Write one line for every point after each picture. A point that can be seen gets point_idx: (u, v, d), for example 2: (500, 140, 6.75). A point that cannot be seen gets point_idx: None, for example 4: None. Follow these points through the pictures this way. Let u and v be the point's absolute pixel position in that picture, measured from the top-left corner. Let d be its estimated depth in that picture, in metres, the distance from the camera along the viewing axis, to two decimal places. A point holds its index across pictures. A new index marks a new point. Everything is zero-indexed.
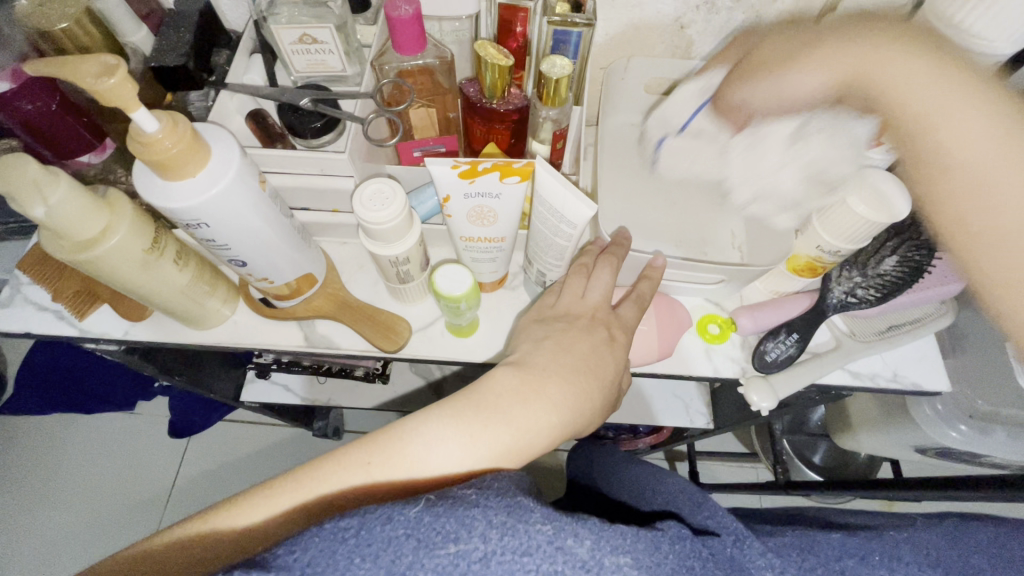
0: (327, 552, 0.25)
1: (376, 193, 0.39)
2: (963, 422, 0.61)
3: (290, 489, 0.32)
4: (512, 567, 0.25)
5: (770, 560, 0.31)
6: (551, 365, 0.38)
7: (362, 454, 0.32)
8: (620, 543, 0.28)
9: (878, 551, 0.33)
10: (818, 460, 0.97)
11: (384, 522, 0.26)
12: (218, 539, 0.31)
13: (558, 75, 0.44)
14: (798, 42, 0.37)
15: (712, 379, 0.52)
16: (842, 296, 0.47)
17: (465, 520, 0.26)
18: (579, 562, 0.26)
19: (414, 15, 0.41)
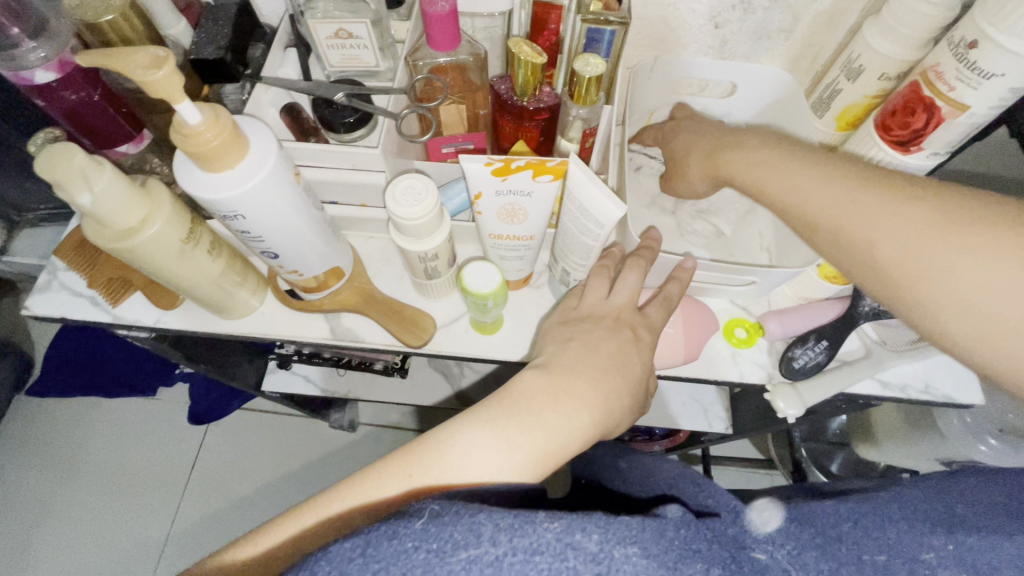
0: (336, 573, 0.25)
1: (407, 189, 0.39)
2: (993, 436, 0.62)
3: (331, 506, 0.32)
4: (524, 567, 0.26)
5: (771, 535, 0.32)
6: (579, 366, 0.38)
7: (397, 471, 0.33)
8: (627, 533, 0.27)
9: (872, 514, 0.33)
10: (836, 469, 0.96)
11: (390, 538, 0.26)
12: (248, 553, 0.32)
13: (591, 73, 0.44)
14: (698, 150, 0.44)
15: (737, 384, 0.51)
16: (875, 304, 0.47)
17: (472, 526, 0.26)
18: (588, 556, 0.26)
19: (449, 11, 0.41)
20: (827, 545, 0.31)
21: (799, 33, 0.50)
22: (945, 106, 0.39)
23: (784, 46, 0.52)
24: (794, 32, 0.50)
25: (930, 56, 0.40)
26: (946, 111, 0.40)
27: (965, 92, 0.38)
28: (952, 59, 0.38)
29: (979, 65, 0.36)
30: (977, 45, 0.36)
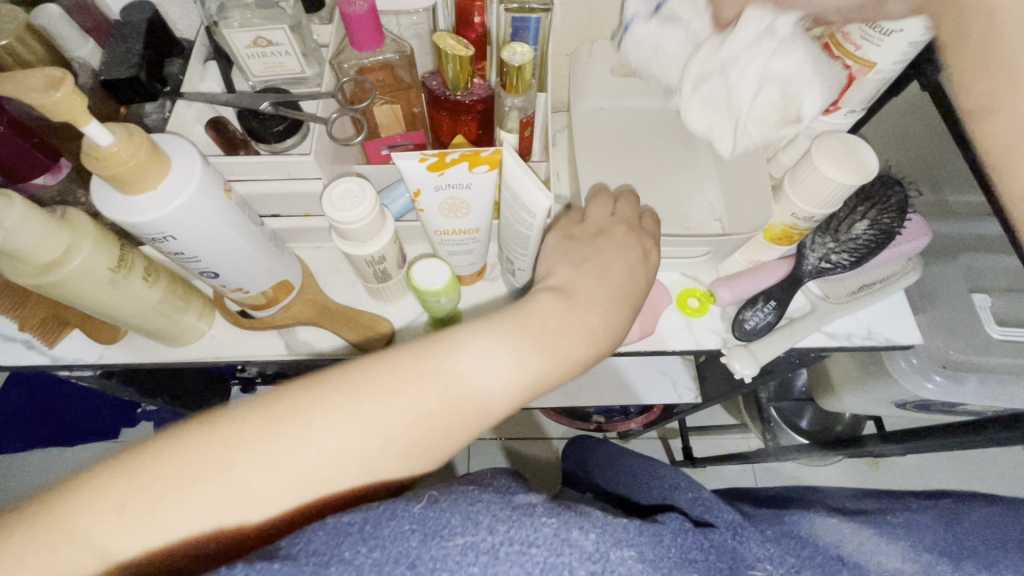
0: (330, 544, 0.25)
1: (344, 193, 0.38)
2: (938, 372, 0.66)
3: (327, 399, 0.29)
4: (520, 558, 0.26)
5: (769, 551, 0.33)
6: (590, 289, 0.38)
7: (403, 369, 0.31)
8: (623, 536, 0.28)
9: (870, 540, 0.35)
10: (806, 424, 1.00)
11: (388, 517, 0.26)
12: (185, 463, 0.27)
13: (519, 62, 0.45)
14: None
15: (695, 352, 0.52)
16: (817, 262, 0.50)
17: (471, 516, 0.27)
18: (585, 554, 0.27)
19: (368, 9, 0.41)
20: (825, 566, 0.33)
21: None
22: (853, 65, 0.42)
23: None
24: None
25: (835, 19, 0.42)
26: (855, 70, 0.42)
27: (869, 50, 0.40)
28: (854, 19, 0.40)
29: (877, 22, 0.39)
30: None
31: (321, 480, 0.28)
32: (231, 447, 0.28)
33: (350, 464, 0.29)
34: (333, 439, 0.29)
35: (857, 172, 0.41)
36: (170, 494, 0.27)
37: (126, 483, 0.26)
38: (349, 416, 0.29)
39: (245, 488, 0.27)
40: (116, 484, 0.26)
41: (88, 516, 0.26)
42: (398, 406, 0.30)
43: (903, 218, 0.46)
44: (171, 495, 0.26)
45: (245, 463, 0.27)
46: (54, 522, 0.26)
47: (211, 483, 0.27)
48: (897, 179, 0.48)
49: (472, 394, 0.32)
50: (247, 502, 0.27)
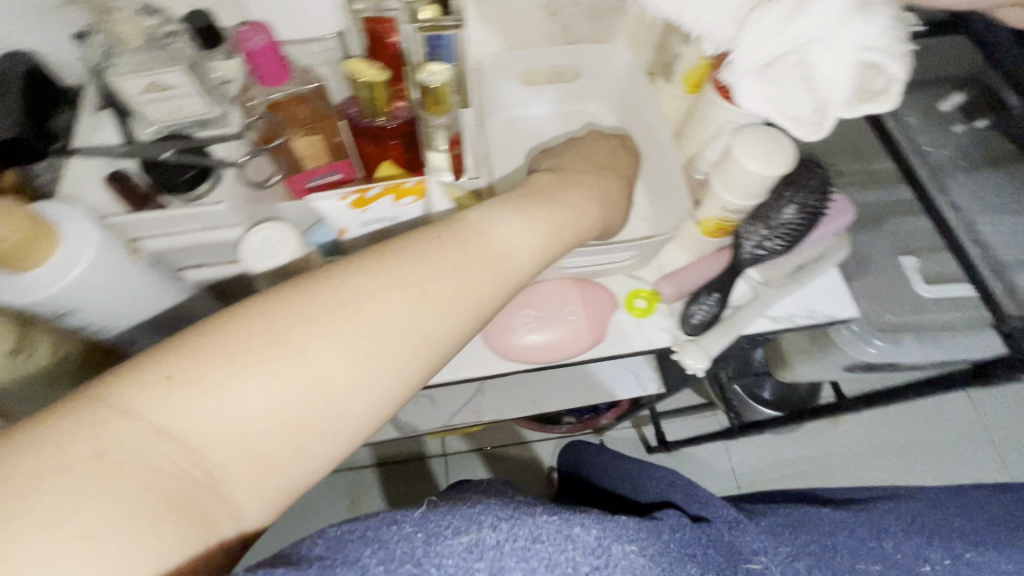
0: (332, 547, 0.25)
1: (263, 241, 0.36)
2: (878, 337, 0.70)
3: (354, 289, 0.28)
4: (526, 554, 0.26)
5: (764, 543, 0.35)
6: (569, 181, 0.45)
7: (426, 256, 0.32)
8: (621, 532, 0.29)
9: (866, 525, 0.37)
10: (769, 395, 1.04)
11: (389, 523, 0.26)
12: (189, 354, 0.25)
13: (437, 82, 0.44)
14: None
15: (648, 352, 0.52)
16: (753, 249, 0.50)
17: (472, 516, 0.27)
18: (587, 548, 0.27)
19: (267, 44, 0.40)
20: (828, 558, 0.35)
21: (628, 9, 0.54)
22: None
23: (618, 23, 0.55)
24: (625, 8, 0.53)
25: None
26: None
27: None
28: None
29: None
30: None
31: (370, 368, 0.28)
32: (256, 354, 0.25)
33: (416, 318, 0.29)
34: (377, 322, 0.28)
35: (776, 164, 0.42)
36: (202, 404, 0.24)
37: (167, 362, 0.25)
38: (381, 303, 0.29)
39: (291, 386, 0.26)
40: (131, 398, 0.24)
41: (41, 444, 0.22)
42: (444, 277, 0.31)
43: (825, 197, 0.48)
44: (186, 389, 0.24)
45: (286, 361, 0.26)
46: (18, 490, 0.21)
47: (252, 384, 0.25)
48: (817, 161, 0.50)
49: (496, 271, 0.34)
50: (283, 379, 0.26)
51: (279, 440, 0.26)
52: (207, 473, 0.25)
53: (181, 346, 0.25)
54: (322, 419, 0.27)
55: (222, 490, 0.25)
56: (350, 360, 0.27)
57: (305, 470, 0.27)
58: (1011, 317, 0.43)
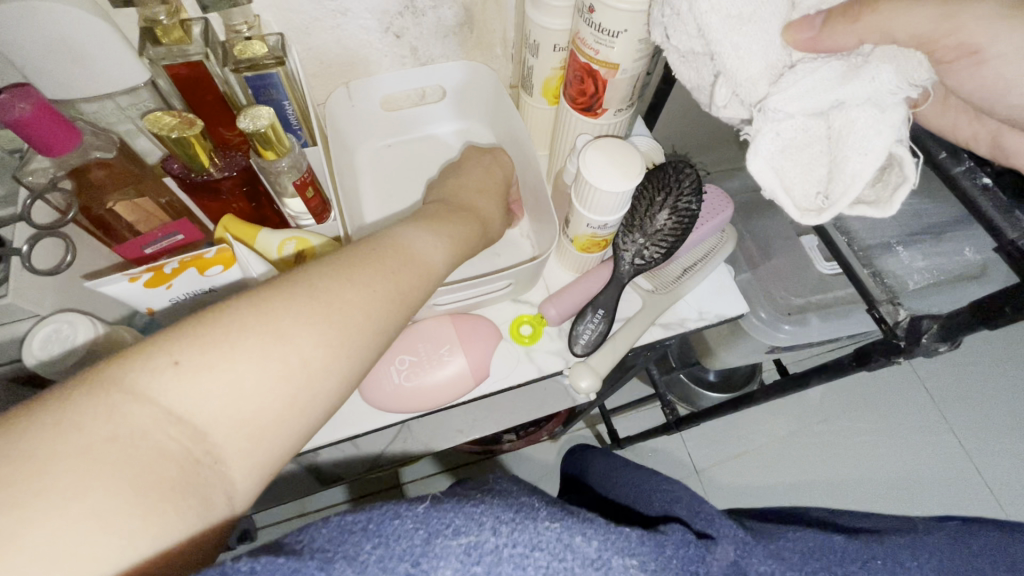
0: (333, 540, 0.21)
1: (49, 336, 0.34)
2: (785, 321, 0.69)
3: (284, 293, 0.28)
4: (523, 562, 0.21)
5: (771, 565, 0.29)
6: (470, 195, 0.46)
7: (362, 265, 0.31)
8: (627, 544, 0.24)
9: (883, 557, 0.31)
10: (713, 377, 1.05)
11: (390, 517, 0.22)
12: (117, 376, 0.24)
13: (260, 127, 0.40)
14: None
15: (540, 379, 0.50)
16: (632, 260, 0.49)
17: (473, 514, 0.22)
18: (588, 560, 0.22)
19: (36, 108, 0.34)
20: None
21: (476, 23, 0.51)
22: (600, 68, 0.41)
23: (471, 38, 0.53)
24: (472, 22, 0.51)
25: (574, 26, 0.41)
26: (604, 73, 0.41)
27: (607, 53, 0.39)
28: (585, 26, 0.39)
29: (605, 26, 0.37)
30: (595, 9, 0.37)
31: (318, 369, 0.27)
32: (245, 342, 0.25)
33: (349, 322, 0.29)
34: (311, 336, 0.27)
35: (626, 177, 0.40)
36: (138, 409, 0.23)
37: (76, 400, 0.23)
38: (317, 311, 0.27)
39: (239, 392, 0.25)
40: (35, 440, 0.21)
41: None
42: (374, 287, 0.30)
43: (698, 199, 0.46)
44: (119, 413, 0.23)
45: (225, 362, 0.25)
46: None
47: (197, 378, 0.24)
48: (684, 163, 0.48)
49: (423, 281, 0.33)
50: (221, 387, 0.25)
51: (237, 440, 0.25)
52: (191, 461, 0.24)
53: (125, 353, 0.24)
54: (262, 425, 0.25)
55: (220, 468, 0.25)
56: (295, 362, 0.26)
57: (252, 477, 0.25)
58: (882, 303, 0.42)
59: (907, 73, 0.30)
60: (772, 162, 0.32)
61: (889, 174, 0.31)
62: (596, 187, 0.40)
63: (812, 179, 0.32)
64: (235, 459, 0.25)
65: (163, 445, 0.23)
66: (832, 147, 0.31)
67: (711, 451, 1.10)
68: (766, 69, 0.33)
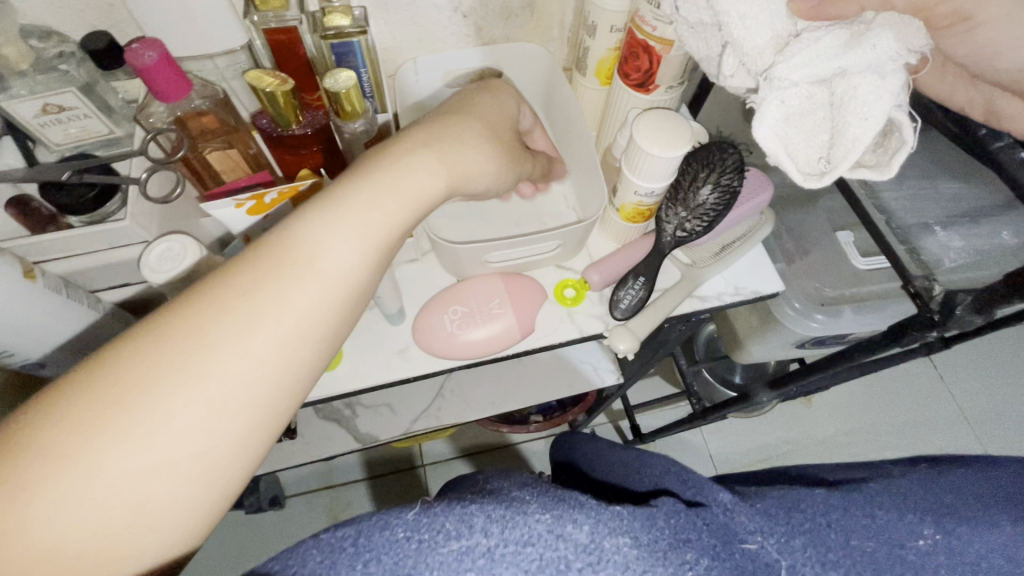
0: (325, 561, 0.23)
1: (163, 253, 0.37)
2: (819, 312, 0.71)
3: (266, 277, 0.29)
4: (518, 558, 0.24)
5: (759, 523, 0.28)
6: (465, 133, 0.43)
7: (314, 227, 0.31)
8: (618, 523, 0.26)
9: (859, 501, 0.30)
10: (739, 378, 1.06)
11: (382, 527, 0.24)
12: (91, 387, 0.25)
13: (344, 88, 0.44)
14: None
15: (580, 340, 0.53)
16: (674, 232, 0.51)
17: (463, 516, 0.24)
18: (580, 547, 0.24)
19: (160, 58, 0.38)
20: (816, 535, 0.28)
21: (538, 7, 0.55)
22: (657, 45, 0.44)
23: (531, 20, 0.56)
24: (534, 6, 0.55)
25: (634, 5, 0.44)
26: (659, 50, 0.44)
27: (665, 29, 0.42)
28: (646, 3, 0.42)
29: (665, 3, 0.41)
30: None
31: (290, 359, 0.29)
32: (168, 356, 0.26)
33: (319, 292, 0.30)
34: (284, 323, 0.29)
35: (675, 147, 0.43)
36: (124, 416, 0.25)
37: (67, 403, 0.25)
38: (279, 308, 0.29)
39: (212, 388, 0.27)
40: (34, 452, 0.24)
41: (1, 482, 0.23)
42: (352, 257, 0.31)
43: (741, 176, 0.49)
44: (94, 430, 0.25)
45: (210, 360, 0.27)
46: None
47: (184, 376, 0.26)
48: (730, 142, 0.50)
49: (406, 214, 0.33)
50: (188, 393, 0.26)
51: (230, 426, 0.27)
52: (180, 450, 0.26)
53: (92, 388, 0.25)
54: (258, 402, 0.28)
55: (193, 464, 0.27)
56: (277, 345, 0.29)
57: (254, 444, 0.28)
58: (917, 278, 0.44)
59: (906, 40, 0.33)
60: (780, 130, 0.35)
61: (890, 140, 0.35)
62: (646, 154, 0.44)
63: (818, 143, 0.35)
64: (235, 443, 0.27)
65: (163, 437, 0.25)
66: (834, 112, 0.34)
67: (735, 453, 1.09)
68: (772, 40, 0.36)
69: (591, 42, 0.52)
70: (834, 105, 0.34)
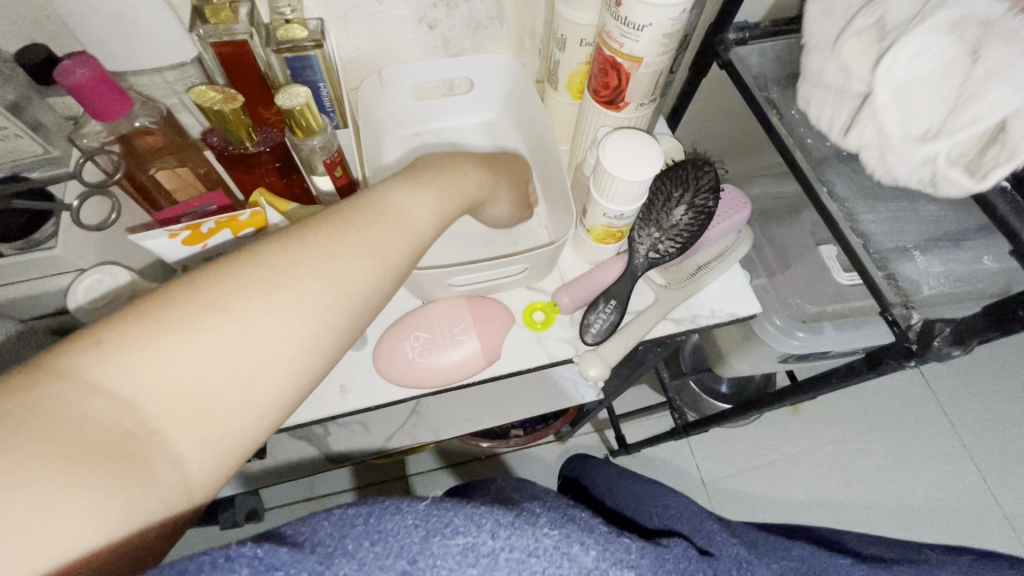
0: (335, 535, 0.21)
1: (92, 286, 0.37)
2: (799, 329, 0.69)
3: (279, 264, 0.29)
4: (521, 569, 0.22)
5: None
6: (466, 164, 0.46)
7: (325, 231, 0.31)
8: (625, 556, 0.24)
9: None
10: (725, 390, 1.05)
11: (393, 511, 0.22)
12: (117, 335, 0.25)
13: (298, 104, 0.42)
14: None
15: (550, 364, 0.51)
16: (647, 254, 0.49)
17: (475, 516, 0.23)
18: (584, 571, 0.23)
19: (93, 76, 0.36)
20: None
21: (508, 18, 0.53)
22: (624, 62, 0.42)
23: (502, 31, 0.54)
24: (504, 16, 0.53)
25: (602, 20, 0.42)
26: (627, 66, 0.42)
27: (632, 46, 0.41)
28: (612, 19, 0.40)
29: (631, 19, 0.39)
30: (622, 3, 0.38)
31: (280, 348, 0.28)
32: (183, 311, 0.26)
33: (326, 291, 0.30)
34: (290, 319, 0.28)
35: (647, 169, 0.41)
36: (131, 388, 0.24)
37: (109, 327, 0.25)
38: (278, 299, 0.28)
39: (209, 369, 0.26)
40: (79, 366, 0.24)
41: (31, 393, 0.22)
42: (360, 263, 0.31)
43: (715, 196, 0.47)
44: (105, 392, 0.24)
45: (255, 321, 0.27)
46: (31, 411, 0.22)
47: (185, 358, 0.25)
48: (705, 160, 0.48)
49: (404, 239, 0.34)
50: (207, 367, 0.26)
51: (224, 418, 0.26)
52: (161, 431, 0.25)
53: (117, 340, 0.24)
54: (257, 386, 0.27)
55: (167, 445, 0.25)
56: (283, 338, 0.27)
57: (245, 439, 0.27)
58: (894, 306, 0.42)
59: None
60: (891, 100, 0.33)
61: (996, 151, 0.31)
62: (618, 178, 0.41)
63: (916, 166, 0.34)
64: (231, 436, 0.26)
65: (194, 400, 0.25)
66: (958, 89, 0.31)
67: (721, 465, 1.08)
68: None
69: (560, 56, 0.50)
70: (965, 83, 0.31)
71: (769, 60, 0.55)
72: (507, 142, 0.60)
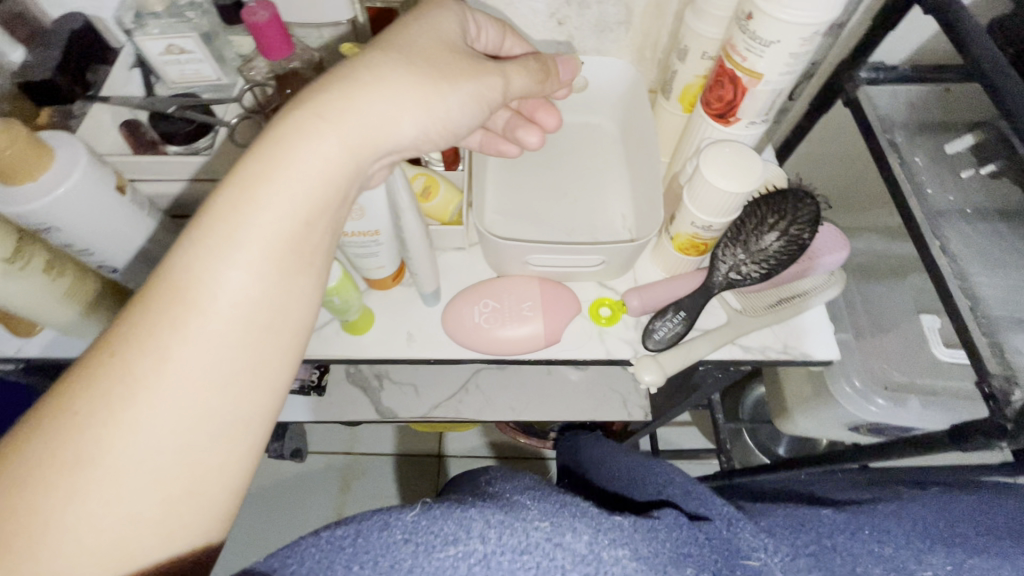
0: (323, 564, 0.22)
1: None
2: (880, 395, 0.64)
3: (197, 269, 0.29)
4: (513, 567, 0.23)
5: (764, 540, 0.27)
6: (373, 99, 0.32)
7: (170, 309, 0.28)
8: (617, 534, 0.25)
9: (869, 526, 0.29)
10: (783, 450, 0.98)
11: (381, 528, 0.23)
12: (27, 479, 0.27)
13: None
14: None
15: (606, 361, 0.52)
16: (727, 273, 0.48)
17: (462, 520, 0.24)
18: (579, 557, 0.24)
19: (270, 17, 0.42)
20: (822, 554, 0.28)
21: (636, 25, 0.55)
22: (745, 76, 0.42)
23: (627, 38, 0.56)
24: (632, 23, 0.54)
25: (728, 33, 0.43)
26: (746, 81, 0.42)
27: (756, 61, 0.41)
28: (739, 32, 0.41)
29: (759, 34, 0.39)
30: (753, 17, 0.39)
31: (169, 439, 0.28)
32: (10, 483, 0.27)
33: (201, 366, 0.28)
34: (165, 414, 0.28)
35: (743, 180, 0.41)
36: (101, 435, 0.26)
37: None
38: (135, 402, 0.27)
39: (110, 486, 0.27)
40: None
41: None
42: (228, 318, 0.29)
43: (813, 230, 0.45)
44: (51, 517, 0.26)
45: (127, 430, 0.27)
46: None
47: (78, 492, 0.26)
48: (808, 191, 0.46)
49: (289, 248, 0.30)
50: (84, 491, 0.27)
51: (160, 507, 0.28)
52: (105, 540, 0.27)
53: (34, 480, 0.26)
54: (225, 381, 0.29)
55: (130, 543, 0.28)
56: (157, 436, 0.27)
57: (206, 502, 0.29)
58: (995, 377, 0.38)
59: None
60: None
61: None
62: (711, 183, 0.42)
63: None
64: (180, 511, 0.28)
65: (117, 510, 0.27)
66: None
67: None
68: None
69: (679, 66, 0.51)
70: None
71: (900, 105, 0.53)
72: (608, 145, 0.61)
